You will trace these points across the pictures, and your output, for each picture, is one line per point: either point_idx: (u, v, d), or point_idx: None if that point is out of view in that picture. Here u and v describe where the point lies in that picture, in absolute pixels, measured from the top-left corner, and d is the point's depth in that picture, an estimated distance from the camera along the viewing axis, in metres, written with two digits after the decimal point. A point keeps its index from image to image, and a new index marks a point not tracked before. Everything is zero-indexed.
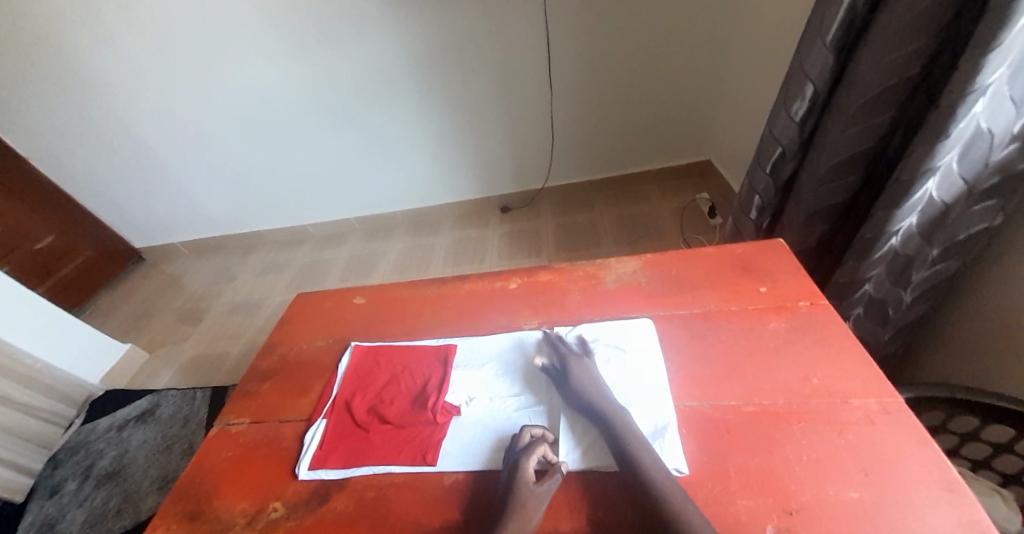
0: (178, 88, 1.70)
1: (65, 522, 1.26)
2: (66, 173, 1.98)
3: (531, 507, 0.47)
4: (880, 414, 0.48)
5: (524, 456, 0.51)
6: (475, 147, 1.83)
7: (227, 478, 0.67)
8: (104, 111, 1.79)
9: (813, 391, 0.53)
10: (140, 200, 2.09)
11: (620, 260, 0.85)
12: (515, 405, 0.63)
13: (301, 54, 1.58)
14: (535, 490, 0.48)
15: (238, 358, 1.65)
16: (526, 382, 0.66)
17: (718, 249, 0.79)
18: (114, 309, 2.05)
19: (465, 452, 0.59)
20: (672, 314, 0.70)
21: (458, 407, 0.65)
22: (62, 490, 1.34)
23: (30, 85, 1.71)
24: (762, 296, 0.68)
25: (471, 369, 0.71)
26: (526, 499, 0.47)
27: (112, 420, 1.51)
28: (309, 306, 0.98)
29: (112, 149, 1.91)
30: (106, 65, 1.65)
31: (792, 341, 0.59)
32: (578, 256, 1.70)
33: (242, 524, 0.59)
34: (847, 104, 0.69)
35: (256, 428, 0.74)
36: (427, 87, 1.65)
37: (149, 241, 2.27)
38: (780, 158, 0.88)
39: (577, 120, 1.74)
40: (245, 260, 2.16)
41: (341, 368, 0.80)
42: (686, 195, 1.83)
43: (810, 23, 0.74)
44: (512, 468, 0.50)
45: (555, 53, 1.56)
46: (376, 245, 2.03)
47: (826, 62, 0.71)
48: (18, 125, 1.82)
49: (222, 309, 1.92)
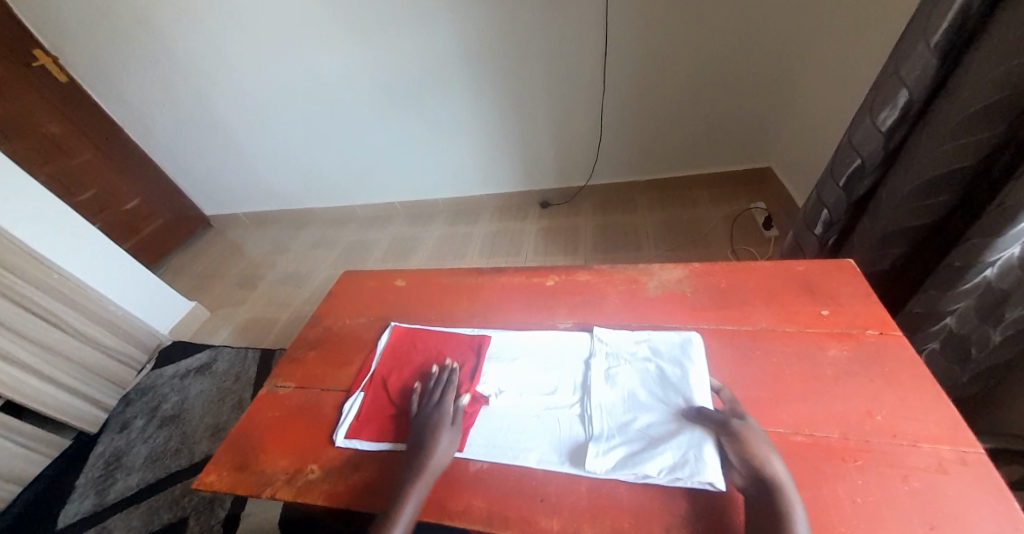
0: (250, 69, 1.80)
1: (131, 455, 1.41)
2: (152, 142, 2.18)
3: (439, 459, 0.57)
4: (955, 464, 0.43)
5: (443, 421, 0.61)
6: (521, 140, 1.82)
7: (272, 436, 0.72)
8: (185, 87, 1.94)
9: (873, 429, 0.48)
10: (212, 171, 2.27)
11: (665, 266, 0.81)
12: (544, 403, 0.63)
13: (364, 41, 1.62)
14: (441, 448, 0.58)
15: (286, 325, 1.77)
16: (558, 382, 0.65)
17: (777, 264, 0.74)
18: (184, 269, 2.26)
19: (492, 443, 0.60)
20: (717, 329, 0.67)
21: (487, 397, 0.66)
22: (131, 426, 1.51)
23: (126, 63, 1.88)
24: (822, 320, 0.63)
25: (506, 361, 0.71)
26: (433, 455, 0.57)
27: (176, 369, 1.67)
28: (354, 283, 1.02)
29: (191, 122, 2.07)
30: (188, 44, 1.78)
31: (854, 372, 0.55)
32: (616, 257, 1.66)
33: (284, 481, 0.64)
34: (948, 115, 0.61)
35: (299, 393, 0.79)
36: (480, 78, 1.66)
37: (216, 209, 2.47)
38: (857, 172, 0.81)
39: (630, 120, 1.68)
40: (298, 234, 2.31)
41: (380, 345, 0.83)
42: (740, 203, 1.73)
43: (913, 23, 0.67)
44: (431, 429, 0.60)
45: (612, 49, 1.50)
46: (418, 230, 2.09)
47: (926, 68, 0.64)
48: (115, 96, 2.02)
49: (276, 277, 2.05)
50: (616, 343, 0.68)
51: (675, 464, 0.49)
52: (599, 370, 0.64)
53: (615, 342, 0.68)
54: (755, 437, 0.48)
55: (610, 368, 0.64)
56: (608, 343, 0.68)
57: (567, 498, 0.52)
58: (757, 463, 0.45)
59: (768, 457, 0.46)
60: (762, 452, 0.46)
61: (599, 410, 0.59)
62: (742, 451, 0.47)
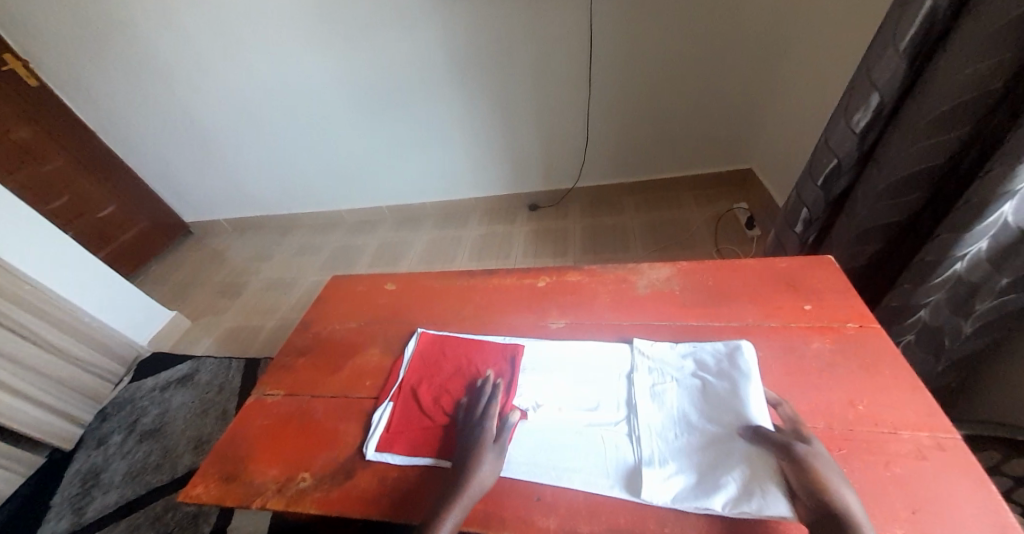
0: (231, 73, 1.77)
1: (109, 471, 1.36)
2: (129, 148, 2.13)
3: (479, 481, 0.53)
4: (933, 449, 0.45)
5: (484, 441, 0.57)
6: (507, 144, 1.84)
7: (261, 445, 0.71)
8: (163, 92, 1.89)
9: (857, 418, 0.50)
10: (192, 177, 2.22)
11: (654, 265, 0.83)
12: (587, 419, 0.60)
13: (348, 45, 1.62)
14: (483, 471, 0.54)
15: (272, 333, 1.73)
16: (600, 397, 0.62)
17: (761, 261, 0.76)
18: (163, 278, 2.20)
19: (535, 460, 0.57)
20: (705, 326, 0.68)
21: (525, 411, 0.63)
22: (109, 441, 1.46)
23: (100, 67, 1.83)
24: (806, 314, 0.65)
25: (538, 371, 0.69)
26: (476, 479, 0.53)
27: (156, 380, 1.62)
28: (343, 288, 1.01)
29: (169, 128, 2.02)
30: (166, 48, 1.74)
31: (837, 364, 0.57)
32: (604, 259, 1.68)
33: (274, 490, 0.63)
34: (917, 117, 0.65)
35: (289, 400, 0.78)
36: (464, 83, 1.67)
37: (197, 216, 2.41)
38: (833, 171, 0.84)
39: (615, 123, 1.71)
40: (283, 240, 2.27)
41: (408, 352, 0.79)
42: (723, 203, 1.77)
43: (883, 29, 0.70)
44: (470, 450, 0.57)
45: (595, 54, 1.53)
46: (405, 234, 2.09)
47: (895, 72, 0.67)
48: (89, 101, 1.96)
49: (260, 285, 2.01)
50: (658, 355, 0.64)
51: (740, 492, 0.45)
52: (643, 387, 0.61)
53: (657, 354, 0.65)
54: (826, 465, 0.44)
55: (655, 385, 0.60)
56: (649, 357, 0.65)
57: (561, 496, 0.53)
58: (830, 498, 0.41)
59: (839, 489, 0.41)
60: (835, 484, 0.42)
61: (649, 431, 0.55)
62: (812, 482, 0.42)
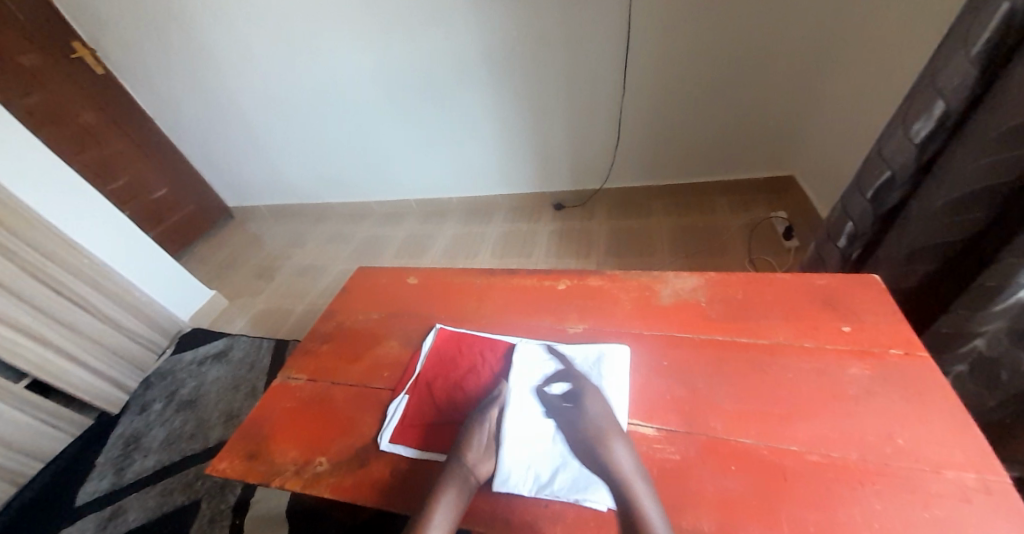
0: (276, 66, 1.84)
1: (149, 436, 1.46)
2: (181, 135, 2.25)
3: (470, 472, 0.55)
4: (980, 493, 0.42)
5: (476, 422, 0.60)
6: (538, 142, 1.82)
7: (283, 427, 0.74)
8: (213, 82, 1.99)
9: (894, 452, 0.46)
10: (236, 165, 2.33)
11: (680, 274, 0.80)
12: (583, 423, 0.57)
13: (387, 40, 1.64)
14: (476, 461, 0.56)
15: (300, 317, 1.80)
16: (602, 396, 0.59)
17: (797, 277, 0.72)
18: (205, 258, 2.32)
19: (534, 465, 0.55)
20: (731, 341, 0.65)
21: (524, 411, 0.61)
22: (150, 409, 1.56)
23: (158, 57, 1.94)
24: (843, 336, 0.61)
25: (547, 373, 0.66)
26: (464, 468, 0.55)
27: (194, 355, 1.72)
28: (367, 279, 1.04)
29: (216, 116, 2.13)
30: (217, 41, 1.82)
31: (875, 392, 0.53)
32: (629, 262, 1.64)
33: (292, 471, 0.66)
34: (985, 130, 0.59)
35: (311, 385, 0.81)
36: (499, 80, 1.66)
37: (239, 201, 2.53)
38: (886, 184, 0.78)
39: (649, 124, 1.67)
40: (316, 228, 2.35)
41: (425, 347, 0.80)
42: (760, 211, 1.69)
43: (954, 31, 0.64)
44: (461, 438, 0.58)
45: (632, 52, 1.49)
46: (432, 227, 2.12)
47: (964, 80, 0.62)
48: (147, 89, 2.08)
49: (292, 270, 2.09)
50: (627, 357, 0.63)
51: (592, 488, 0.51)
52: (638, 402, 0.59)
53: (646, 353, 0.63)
54: (601, 417, 0.56)
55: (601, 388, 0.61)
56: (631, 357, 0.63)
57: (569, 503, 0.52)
58: (602, 454, 0.53)
59: (615, 444, 0.53)
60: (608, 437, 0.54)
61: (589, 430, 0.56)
62: (585, 438, 0.55)
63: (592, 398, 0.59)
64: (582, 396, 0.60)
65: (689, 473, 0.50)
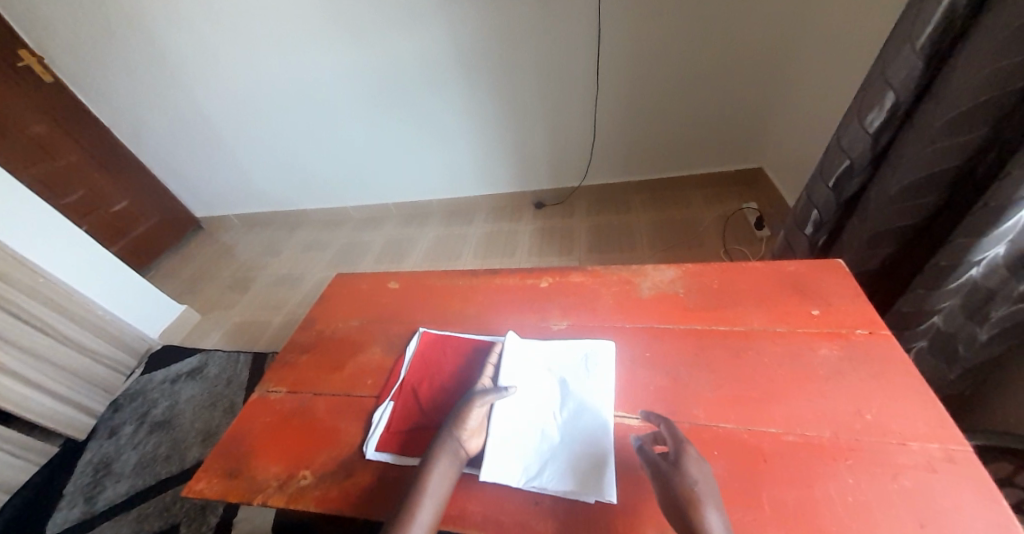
0: (242, 71, 1.78)
1: (121, 461, 1.39)
2: (142, 144, 2.15)
3: (461, 446, 0.56)
4: (942, 462, 0.44)
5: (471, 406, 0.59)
6: (515, 142, 1.82)
7: (264, 442, 0.72)
8: (174, 89, 1.90)
9: (864, 428, 0.49)
10: (203, 173, 2.24)
11: (658, 267, 0.81)
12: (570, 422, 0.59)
13: (357, 42, 1.60)
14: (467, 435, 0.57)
15: (278, 328, 1.75)
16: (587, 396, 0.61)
17: (769, 265, 0.74)
18: (174, 272, 2.23)
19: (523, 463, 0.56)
20: (709, 330, 0.67)
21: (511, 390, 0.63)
22: (120, 432, 1.48)
23: (113, 64, 1.84)
24: (813, 320, 0.63)
25: (526, 371, 0.67)
26: (456, 442, 0.56)
27: (167, 373, 1.65)
28: (346, 286, 1.01)
29: (180, 124, 2.04)
30: (177, 46, 1.75)
31: (845, 372, 0.55)
32: (609, 258, 1.67)
33: (275, 487, 0.64)
34: (932, 118, 0.63)
35: (291, 397, 0.79)
36: (473, 81, 1.65)
37: (208, 211, 2.44)
38: (845, 173, 0.82)
39: (622, 121, 1.69)
40: (291, 236, 2.29)
41: (408, 352, 0.79)
42: (732, 203, 1.75)
43: (900, 26, 0.68)
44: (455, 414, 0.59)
45: (604, 51, 1.51)
46: (411, 231, 2.10)
47: (911, 71, 0.65)
48: (103, 98, 1.98)
49: (268, 280, 2.03)
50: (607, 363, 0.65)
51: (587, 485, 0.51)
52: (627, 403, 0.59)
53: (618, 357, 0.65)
54: (700, 478, 0.44)
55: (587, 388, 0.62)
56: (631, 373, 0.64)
57: (559, 499, 0.52)
58: (694, 519, 0.41)
59: (707, 504, 0.42)
60: (702, 500, 0.42)
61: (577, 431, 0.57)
62: (677, 499, 0.43)
63: (688, 455, 0.47)
64: (678, 453, 0.47)
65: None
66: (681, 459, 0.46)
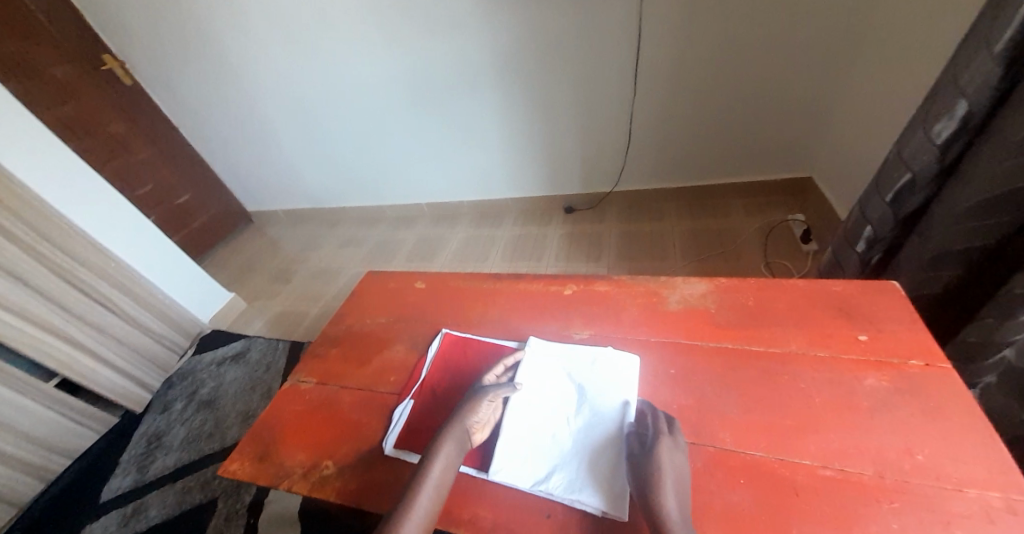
0: (293, 76, 1.88)
1: (170, 435, 1.50)
2: (204, 142, 2.33)
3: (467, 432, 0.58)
4: (1005, 514, 0.39)
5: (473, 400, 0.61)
6: (550, 146, 1.82)
7: (292, 430, 0.75)
8: (232, 92, 2.04)
9: (914, 469, 0.44)
10: (254, 170, 2.39)
11: (689, 280, 0.78)
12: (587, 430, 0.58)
13: (400, 47, 1.65)
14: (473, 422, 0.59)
15: (314, 319, 1.83)
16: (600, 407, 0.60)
17: (811, 283, 0.70)
18: (225, 262, 2.39)
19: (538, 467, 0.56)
20: (741, 349, 0.63)
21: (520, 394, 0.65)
22: (171, 408, 1.60)
23: (181, 68, 2.00)
24: (859, 345, 0.58)
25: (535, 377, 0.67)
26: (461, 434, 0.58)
27: (213, 356, 1.76)
28: (377, 284, 1.05)
29: (237, 124, 2.18)
30: (236, 52, 1.87)
31: (894, 404, 0.50)
32: (640, 266, 1.62)
33: (300, 474, 0.67)
34: (1009, 132, 0.56)
35: (319, 388, 0.82)
36: (510, 85, 1.66)
37: (258, 206, 2.60)
38: (907, 187, 0.75)
39: (661, 126, 1.64)
40: (330, 232, 2.41)
41: (430, 353, 0.80)
42: (776, 214, 1.65)
43: (978, 28, 0.61)
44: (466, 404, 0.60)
45: (644, 54, 1.47)
46: (442, 231, 2.14)
47: (987, 78, 0.59)
48: (172, 99, 2.16)
49: (307, 273, 2.14)
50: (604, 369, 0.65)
51: (600, 497, 0.51)
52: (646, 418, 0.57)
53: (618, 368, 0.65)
54: (669, 466, 0.48)
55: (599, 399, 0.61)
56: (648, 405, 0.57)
57: (571, 513, 0.51)
58: (649, 490, 0.46)
59: (662, 482, 0.46)
60: (663, 483, 0.46)
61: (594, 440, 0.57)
62: (643, 481, 0.47)
63: (665, 446, 0.49)
64: (655, 441, 0.50)
65: (695, 485, 0.49)
66: (655, 449, 0.49)
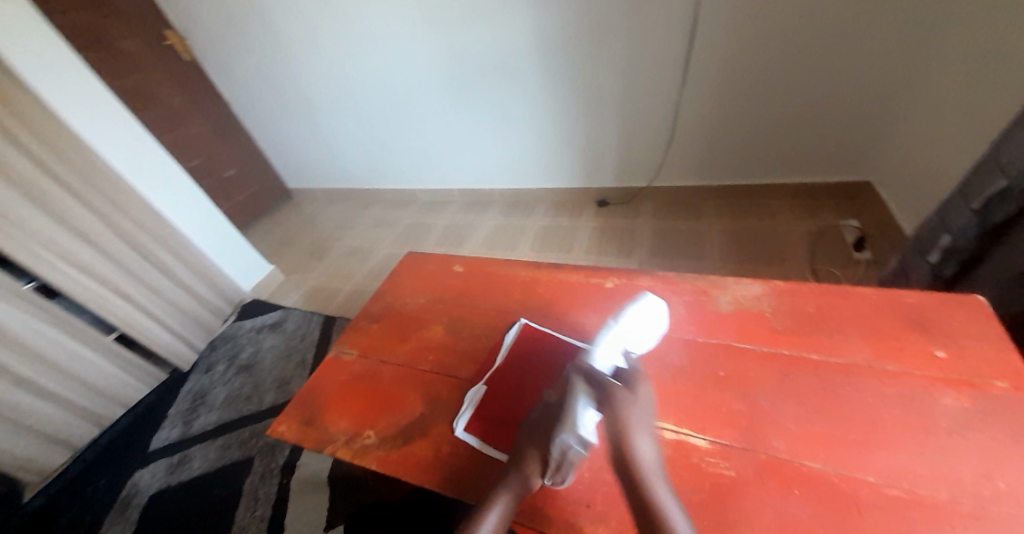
0: (339, 57, 1.91)
1: (212, 394, 1.60)
2: (251, 119, 2.41)
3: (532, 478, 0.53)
4: None
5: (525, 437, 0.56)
6: (587, 136, 1.77)
7: (335, 399, 0.78)
8: (279, 71, 2.10)
9: (995, 496, 0.41)
10: (296, 148, 2.47)
11: (741, 281, 0.75)
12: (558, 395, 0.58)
13: (444, 32, 1.64)
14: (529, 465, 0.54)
15: (348, 295, 1.89)
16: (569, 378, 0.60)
17: (878, 292, 0.66)
18: (266, 235, 2.49)
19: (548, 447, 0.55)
20: (797, 356, 0.60)
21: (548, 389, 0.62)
22: (214, 369, 1.71)
23: (234, 46, 2.07)
24: (934, 362, 0.54)
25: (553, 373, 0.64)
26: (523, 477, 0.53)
27: (254, 323, 1.86)
28: (416, 264, 1.06)
29: (282, 102, 2.25)
30: (285, 31, 1.91)
31: (971, 427, 0.47)
32: (675, 265, 1.58)
33: (343, 441, 0.70)
34: None
35: (361, 361, 0.85)
36: (550, 74, 1.63)
37: (298, 183, 2.70)
38: (998, 196, 0.69)
39: (709, 121, 1.57)
40: (364, 212, 2.47)
41: (506, 341, 0.78)
42: (827, 219, 1.57)
43: None
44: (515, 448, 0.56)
45: (699, 43, 1.39)
46: (472, 217, 2.15)
47: None
48: (225, 76, 2.24)
49: (342, 250, 2.20)
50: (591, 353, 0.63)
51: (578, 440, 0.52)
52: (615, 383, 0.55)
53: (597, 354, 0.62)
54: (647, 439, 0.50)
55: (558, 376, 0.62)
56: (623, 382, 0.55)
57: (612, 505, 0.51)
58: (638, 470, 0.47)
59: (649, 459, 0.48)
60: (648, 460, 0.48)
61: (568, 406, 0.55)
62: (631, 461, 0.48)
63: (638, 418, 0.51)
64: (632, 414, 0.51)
65: (743, 491, 0.48)
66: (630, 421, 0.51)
